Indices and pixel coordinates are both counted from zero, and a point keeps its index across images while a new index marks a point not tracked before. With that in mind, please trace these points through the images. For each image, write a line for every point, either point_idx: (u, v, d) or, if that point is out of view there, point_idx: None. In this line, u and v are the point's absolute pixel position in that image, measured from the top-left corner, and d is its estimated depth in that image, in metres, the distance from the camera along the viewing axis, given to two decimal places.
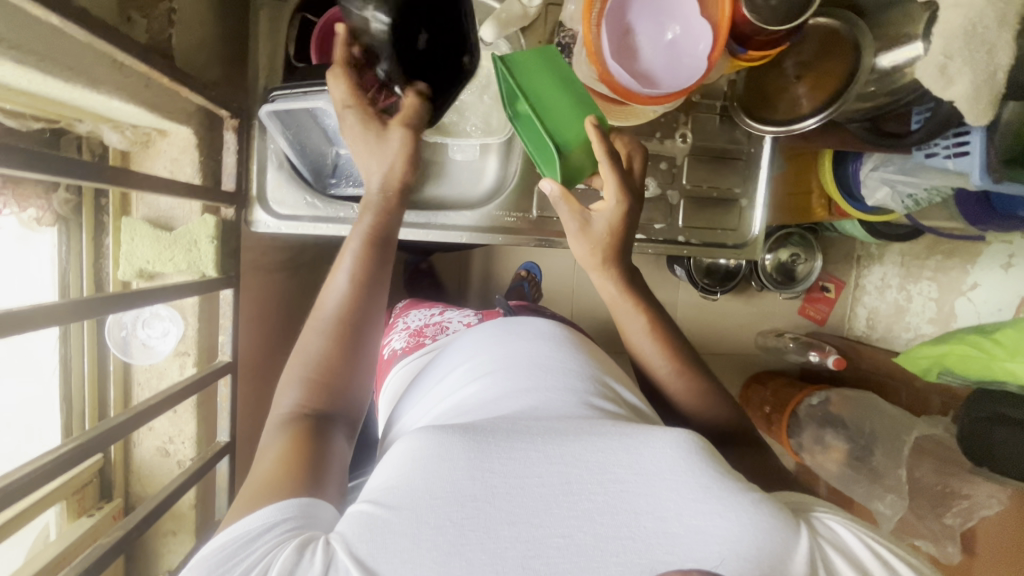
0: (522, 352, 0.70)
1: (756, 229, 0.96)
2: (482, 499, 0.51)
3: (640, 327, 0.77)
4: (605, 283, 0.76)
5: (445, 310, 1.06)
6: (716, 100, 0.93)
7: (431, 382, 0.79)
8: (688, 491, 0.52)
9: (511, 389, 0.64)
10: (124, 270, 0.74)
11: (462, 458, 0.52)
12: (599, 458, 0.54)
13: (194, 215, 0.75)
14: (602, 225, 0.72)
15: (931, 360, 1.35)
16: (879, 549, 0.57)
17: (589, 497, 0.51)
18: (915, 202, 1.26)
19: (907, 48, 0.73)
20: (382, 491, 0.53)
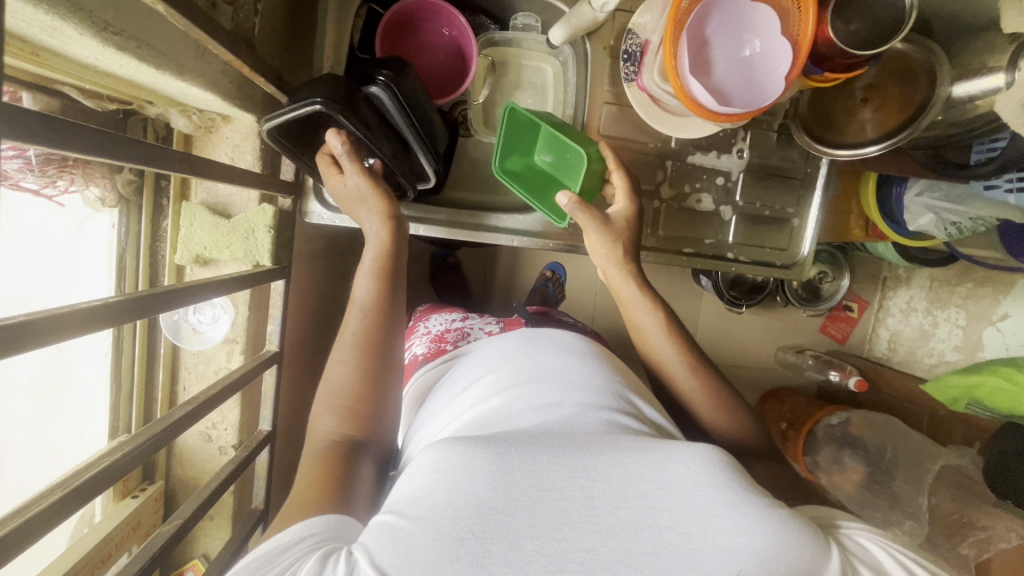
0: (541, 365, 0.69)
1: (805, 250, 0.95)
2: (504, 512, 0.48)
3: (656, 325, 0.79)
4: (623, 279, 0.81)
5: (466, 315, 1.06)
6: (775, 117, 0.91)
7: (445, 396, 0.78)
8: (713, 507, 0.50)
9: (528, 404, 0.64)
10: (181, 255, 0.74)
11: (484, 471, 0.50)
12: (622, 473, 0.52)
13: (252, 203, 0.74)
14: (618, 218, 0.80)
15: (961, 390, 1.35)
16: (906, 560, 0.56)
17: (611, 510, 0.50)
18: (958, 231, 1.25)
19: (987, 79, 0.72)
20: (405, 502, 0.51)
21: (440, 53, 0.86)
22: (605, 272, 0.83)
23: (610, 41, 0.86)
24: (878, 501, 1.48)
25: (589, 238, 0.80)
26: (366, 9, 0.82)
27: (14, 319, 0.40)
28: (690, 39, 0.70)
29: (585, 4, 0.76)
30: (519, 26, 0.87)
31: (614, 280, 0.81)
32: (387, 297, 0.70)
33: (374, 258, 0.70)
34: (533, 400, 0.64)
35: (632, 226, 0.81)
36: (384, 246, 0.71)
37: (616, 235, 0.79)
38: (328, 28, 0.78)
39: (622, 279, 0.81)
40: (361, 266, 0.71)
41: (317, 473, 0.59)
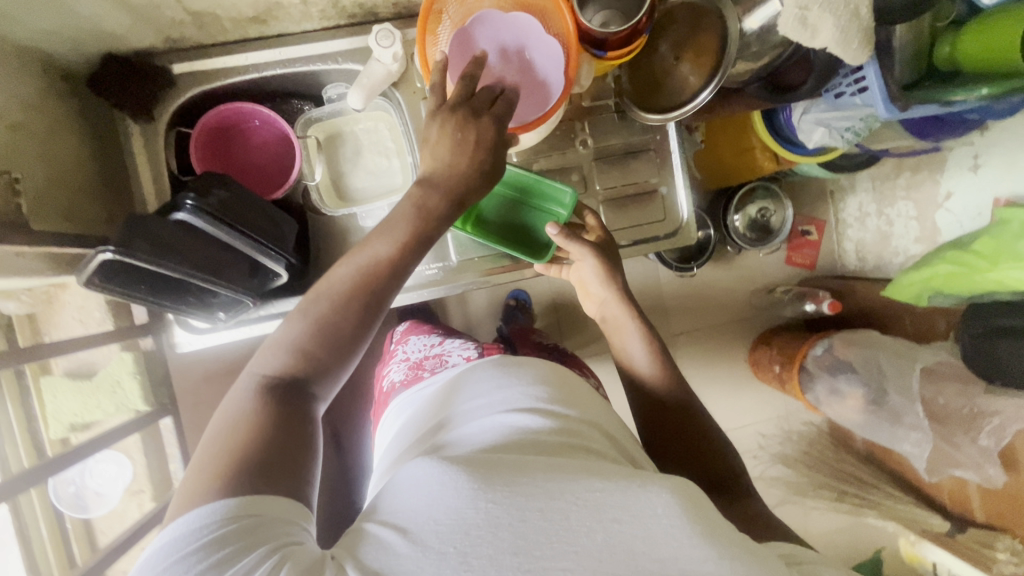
0: (518, 400, 0.68)
1: (684, 213, 0.94)
2: (485, 527, 0.47)
3: (631, 319, 0.84)
4: (613, 299, 0.85)
5: (443, 339, 1.05)
6: (607, 99, 0.89)
7: (424, 419, 0.77)
8: (684, 536, 0.47)
9: (508, 431, 0.63)
10: (58, 427, 0.93)
11: (466, 487, 0.49)
12: (597, 499, 0.49)
13: (116, 355, 0.92)
14: (601, 241, 0.86)
15: (919, 285, 1.30)
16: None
17: (586, 532, 0.47)
18: (855, 134, 1.22)
19: (768, 7, 0.72)
20: (391, 510, 0.51)
21: (270, 147, 0.87)
22: (602, 307, 0.88)
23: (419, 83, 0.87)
24: (883, 420, 1.45)
25: (579, 265, 0.86)
26: (176, 131, 0.83)
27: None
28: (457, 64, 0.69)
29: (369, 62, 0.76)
30: (334, 97, 0.87)
31: (612, 310, 0.86)
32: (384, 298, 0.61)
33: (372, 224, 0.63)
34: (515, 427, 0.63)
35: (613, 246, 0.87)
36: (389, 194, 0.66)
37: (604, 263, 0.83)
38: (141, 165, 0.80)
39: (623, 310, 0.85)
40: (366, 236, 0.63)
41: (251, 427, 0.51)
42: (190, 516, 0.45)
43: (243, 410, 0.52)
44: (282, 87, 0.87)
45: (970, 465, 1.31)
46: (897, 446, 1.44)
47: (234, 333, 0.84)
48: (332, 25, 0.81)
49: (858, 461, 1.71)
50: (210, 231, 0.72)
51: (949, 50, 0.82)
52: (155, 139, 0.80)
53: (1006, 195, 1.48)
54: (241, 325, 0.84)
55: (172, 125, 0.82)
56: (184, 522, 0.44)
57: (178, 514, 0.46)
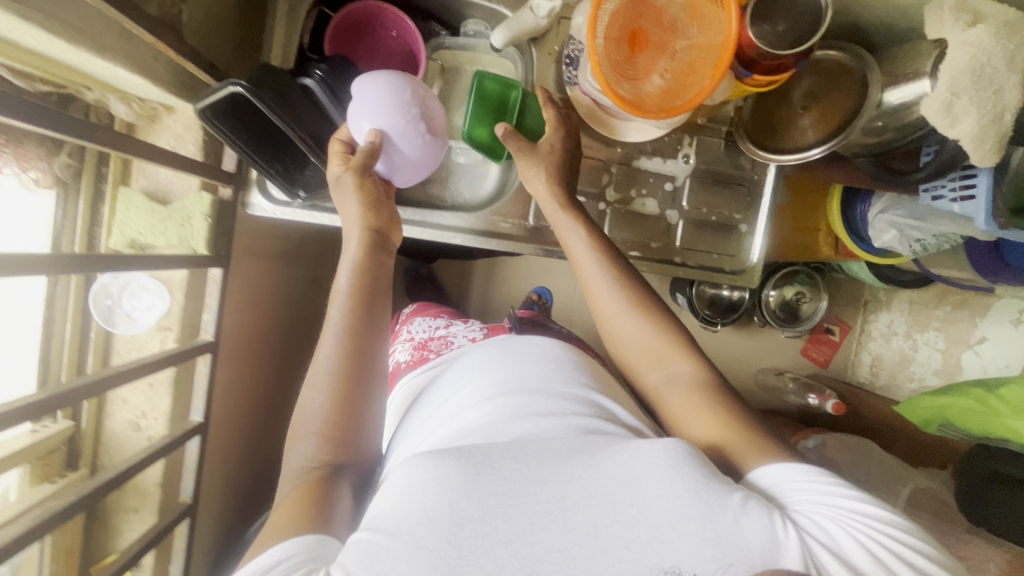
0: (511, 383, 0.74)
1: (754, 257, 0.96)
2: (478, 519, 0.55)
3: (581, 241, 0.80)
4: (565, 222, 0.81)
5: (450, 321, 1.05)
6: (722, 124, 0.92)
7: (421, 408, 0.83)
8: (680, 500, 0.57)
9: (489, 420, 0.68)
10: (115, 240, 0.72)
11: (460, 482, 0.56)
12: (591, 477, 0.59)
13: (191, 191, 0.75)
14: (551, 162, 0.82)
15: (932, 411, 1.31)
16: (871, 541, 0.58)
17: (585, 509, 0.57)
18: (923, 248, 1.25)
19: (913, 86, 0.73)
20: (384, 511, 0.56)
21: (394, 59, 0.88)
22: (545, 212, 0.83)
23: (556, 47, 0.88)
24: None
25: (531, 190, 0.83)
26: (317, 11, 0.84)
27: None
28: (609, 38, 0.72)
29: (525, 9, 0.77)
30: (471, 32, 0.89)
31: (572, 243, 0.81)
32: (371, 389, 0.69)
33: (358, 237, 0.72)
34: (506, 410, 0.69)
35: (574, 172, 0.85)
36: (366, 219, 0.72)
37: (556, 174, 0.81)
38: (278, 28, 0.81)
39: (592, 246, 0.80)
40: (347, 252, 0.73)
41: (297, 499, 0.60)
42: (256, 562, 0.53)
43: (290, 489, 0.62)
44: (427, 7, 0.89)
45: None
46: None
47: (308, 216, 0.83)
48: None
49: None
50: (327, 104, 0.74)
51: None
52: (299, 10, 0.81)
53: None
54: (315, 211, 0.83)
55: (316, 4, 0.84)
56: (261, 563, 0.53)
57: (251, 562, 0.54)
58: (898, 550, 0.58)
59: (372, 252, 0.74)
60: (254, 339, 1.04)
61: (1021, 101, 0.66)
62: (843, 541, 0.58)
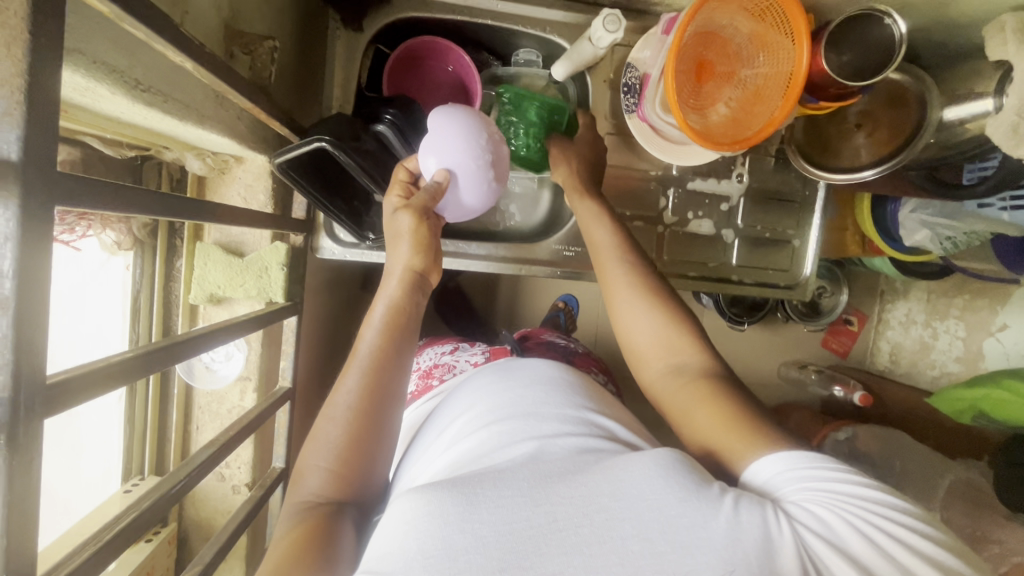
0: (506, 398, 0.61)
1: (807, 271, 0.97)
2: (473, 552, 0.42)
3: (608, 236, 0.75)
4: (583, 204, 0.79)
5: (457, 347, 0.98)
6: (773, 143, 0.93)
7: (415, 446, 0.71)
8: (670, 507, 0.44)
9: (485, 442, 0.56)
10: (195, 294, 0.74)
11: (452, 510, 0.44)
12: (581, 492, 0.45)
13: (265, 241, 0.75)
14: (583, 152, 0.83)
15: (966, 403, 1.35)
16: (874, 531, 0.44)
17: (574, 530, 0.43)
18: (953, 245, 1.27)
19: (974, 104, 0.74)
20: (379, 553, 0.45)
21: (445, 91, 0.88)
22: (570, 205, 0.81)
23: (610, 74, 0.89)
24: None
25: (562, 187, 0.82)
26: (373, 49, 0.84)
27: (55, 378, 0.36)
28: (682, 69, 0.72)
29: (584, 40, 0.77)
30: (521, 62, 0.88)
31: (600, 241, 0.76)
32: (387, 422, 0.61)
33: (399, 277, 0.64)
34: (501, 427, 0.57)
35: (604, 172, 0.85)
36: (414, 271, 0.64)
37: (580, 168, 0.82)
38: (337, 69, 0.80)
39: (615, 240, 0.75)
40: (382, 289, 0.65)
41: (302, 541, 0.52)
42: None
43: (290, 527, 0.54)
44: (479, 37, 0.89)
45: None
46: None
47: (377, 257, 0.82)
48: None
49: None
50: (400, 151, 0.74)
51: None
52: (357, 49, 0.81)
53: None
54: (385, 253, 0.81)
55: (373, 42, 0.83)
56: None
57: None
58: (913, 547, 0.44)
59: (412, 291, 0.65)
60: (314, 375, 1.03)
61: None
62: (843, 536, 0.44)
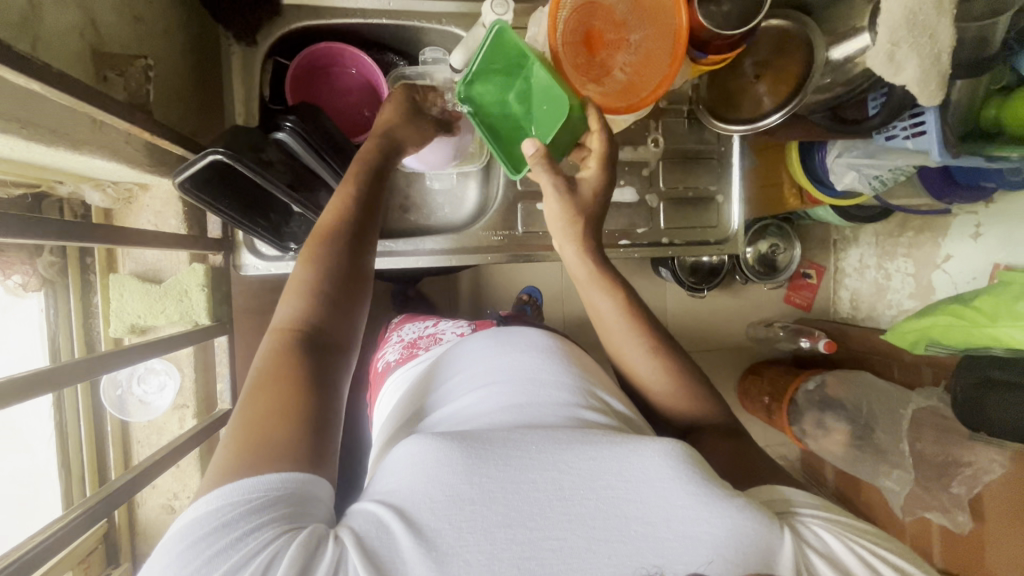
0: (515, 367, 0.65)
1: (735, 224, 1.00)
2: (480, 503, 0.49)
3: (614, 313, 0.71)
4: (578, 260, 0.72)
5: (439, 320, 0.99)
6: (682, 105, 0.96)
7: (405, 396, 0.74)
8: (676, 498, 0.50)
9: (493, 406, 0.60)
10: (115, 327, 0.74)
11: (462, 466, 0.50)
12: (591, 467, 0.51)
13: (182, 265, 0.75)
14: (587, 190, 0.69)
15: (918, 333, 1.40)
16: (867, 554, 0.53)
17: (580, 501, 0.49)
18: (881, 183, 1.30)
19: (855, 40, 0.78)
20: (391, 488, 0.51)
21: (354, 94, 0.88)
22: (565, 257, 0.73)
23: None
24: (866, 456, 1.53)
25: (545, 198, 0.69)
26: (273, 61, 0.85)
27: None
28: (568, 44, 0.74)
29: (478, 26, 0.78)
30: (429, 60, 0.88)
31: (574, 265, 0.72)
32: (343, 262, 0.61)
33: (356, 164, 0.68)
34: (504, 396, 0.61)
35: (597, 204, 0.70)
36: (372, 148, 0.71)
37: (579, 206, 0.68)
38: (236, 85, 0.80)
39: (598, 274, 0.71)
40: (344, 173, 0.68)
41: (280, 373, 0.52)
42: (231, 487, 0.44)
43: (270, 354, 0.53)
44: (380, 39, 0.89)
45: (940, 509, 1.38)
46: (878, 482, 1.51)
47: None
48: None
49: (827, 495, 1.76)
50: (309, 156, 0.73)
51: (994, 113, 0.91)
52: (254, 63, 0.81)
53: (1004, 263, 1.47)
54: None
55: (270, 54, 0.83)
56: (232, 493, 0.44)
57: (202, 504, 0.44)
58: (888, 560, 0.53)
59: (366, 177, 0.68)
60: None
61: (954, 41, 0.70)
62: (842, 557, 0.52)
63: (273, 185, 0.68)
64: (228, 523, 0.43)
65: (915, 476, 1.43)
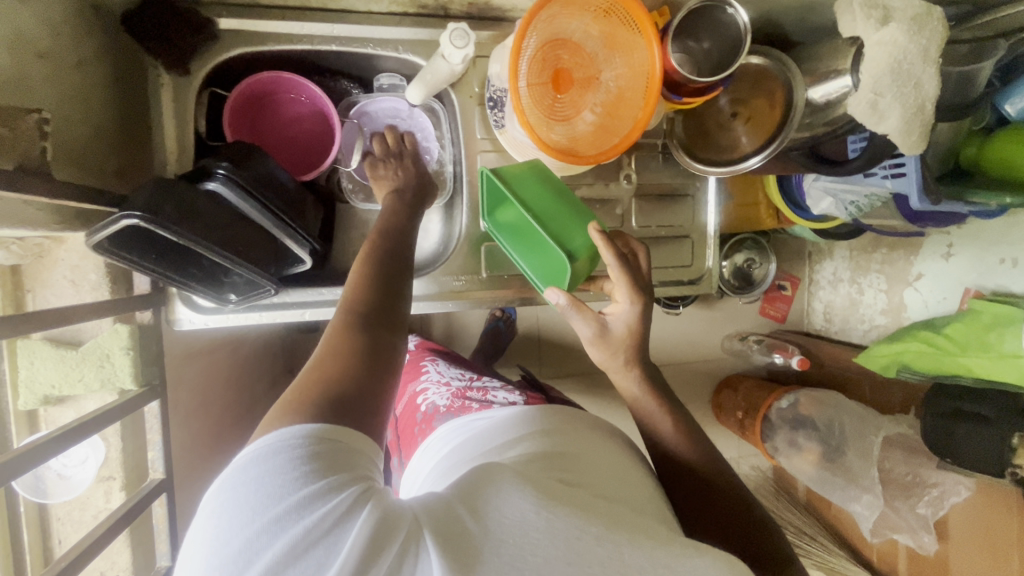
0: (577, 425, 0.64)
1: (710, 261, 0.97)
2: (545, 532, 0.45)
3: (671, 432, 0.69)
4: (627, 384, 0.70)
5: (484, 379, 0.98)
6: (656, 139, 0.90)
7: (456, 433, 0.72)
8: None
9: (563, 444, 0.59)
10: (25, 398, 0.66)
11: (534, 492, 0.47)
12: (650, 545, 0.47)
13: (104, 325, 0.69)
14: (621, 329, 0.67)
15: (890, 358, 1.36)
16: None
17: (636, 570, 0.45)
18: (857, 209, 1.26)
19: (836, 83, 0.74)
20: (457, 491, 0.48)
21: (305, 122, 0.81)
22: (626, 390, 0.70)
23: (476, 88, 0.83)
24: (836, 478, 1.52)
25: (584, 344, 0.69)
26: (209, 91, 0.77)
27: None
28: (533, 84, 0.69)
29: (437, 58, 0.72)
30: (385, 86, 0.83)
31: (637, 391, 0.69)
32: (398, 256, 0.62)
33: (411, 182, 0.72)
34: (570, 442, 0.59)
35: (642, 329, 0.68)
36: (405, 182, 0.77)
37: (627, 344, 0.67)
38: (166, 120, 0.73)
39: (654, 397, 0.70)
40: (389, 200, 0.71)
41: (347, 354, 0.51)
42: (313, 426, 0.44)
43: (335, 333, 0.52)
44: (332, 65, 0.82)
45: (907, 530, 1.39)
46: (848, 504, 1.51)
47: (243, 318, 0.77)
48: (398, 12, 0.77)
49: (799, 510, 1.76)
50: (246, 204, 0.65)
51: (974, 153, 0.89)
52: (187, 95, 0.73)
53: (973, 285, 1.48)
54: (252, 311, 0.77)
55: (206, 85, 0.76)
56: (313, 431, 0.44)
57: (268, 430, 0.45)
58: None
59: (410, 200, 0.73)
60: (212, 446, 0.94)
61: (938, 91, 0.67)
62: None
63: (201, 243, 0.60)
64: (308, 455, 0.42)
65: (883, 499, 1.43)
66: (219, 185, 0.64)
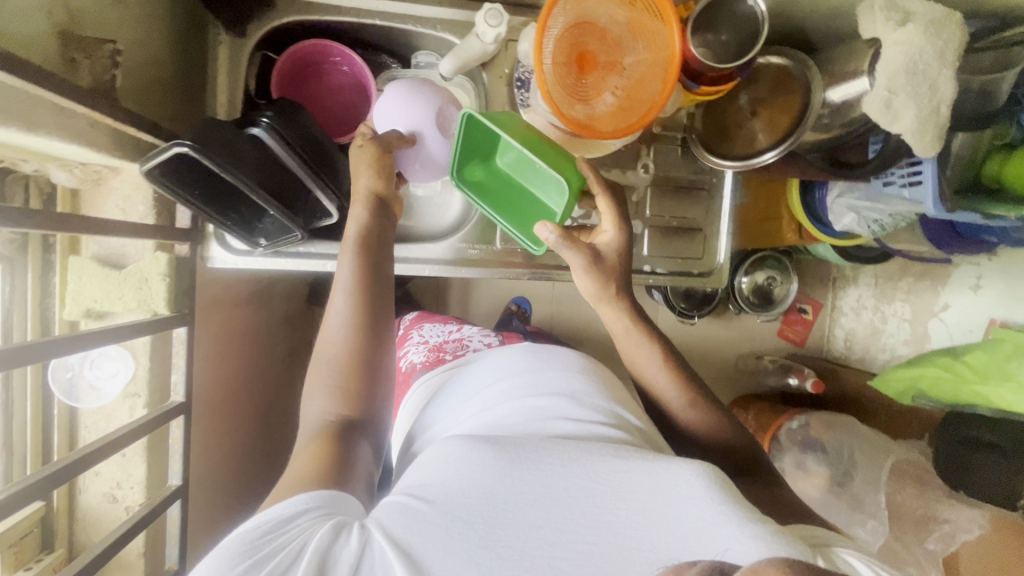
0: (538, 376, 0.64)
1: (722, 257, 0.98)
2: (510, 503, 0.48)
3: (657, 366, 0.75)
4: (616, 315, 0.75)
5: (461, 327, 1.05)
6: (676, 132, 0.93)
7: (432, 401, 0.75)
8: (711, 516, 0.48)
9: (525, 414, 0.59)
10: (71, 309, 0.74)
11: (494, 466, 0.50)
12: (621, 479, 0.50)
13: (146, 252, 0.75)
14: (609, 253, 0.72)
15: (906, 384, 1.32)
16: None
17: (610, 509, 0.49)
18: (881, 228, 1.25)
19: (854, 84, 0.75)
20: (419, 482, 0.51)
21: (344, 92, 0.87)
22: (613, 324, 0.76)
23: (506, 69, 0.88)
24: (841, 504, 1.47)
25: (573, 273, 0.73)
26: (262, 55, 0.84)
27: None
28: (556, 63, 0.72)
29: (471, 37, 0.77)
30: (422, 64, 0.89)
31: (622, 330, 0.76)
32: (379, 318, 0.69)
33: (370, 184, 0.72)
34: (527, 405, 0.60)
35: (626, 257, 0.74)
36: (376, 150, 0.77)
37: (611, 270, 0.73)
38: (222, 76, 0.80)
39: (643, 330, 0.75)
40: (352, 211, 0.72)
41: (319, 452, 0.58)
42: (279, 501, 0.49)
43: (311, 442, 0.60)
44: (376, 40, 0.89)
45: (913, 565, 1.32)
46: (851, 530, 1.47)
47: (270, 262, 0.82)
48: None
49: None
50: (281, 150, 0.71)
51: (995, 170, 0.87)
52: (242, 55, 0.80)
53: (1001, 319, 1.44)
54: (278, 256, 0.82)
55: (259, 48, 0.83)
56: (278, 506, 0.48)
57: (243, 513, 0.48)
58: None
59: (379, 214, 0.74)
60: (228, 389, 1.00)
61: (954, 93, 0.68)
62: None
63: (236, 176, 0.66)
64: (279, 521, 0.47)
65: (889, 529, 1.38)
66: (261, 129, 0.70)
